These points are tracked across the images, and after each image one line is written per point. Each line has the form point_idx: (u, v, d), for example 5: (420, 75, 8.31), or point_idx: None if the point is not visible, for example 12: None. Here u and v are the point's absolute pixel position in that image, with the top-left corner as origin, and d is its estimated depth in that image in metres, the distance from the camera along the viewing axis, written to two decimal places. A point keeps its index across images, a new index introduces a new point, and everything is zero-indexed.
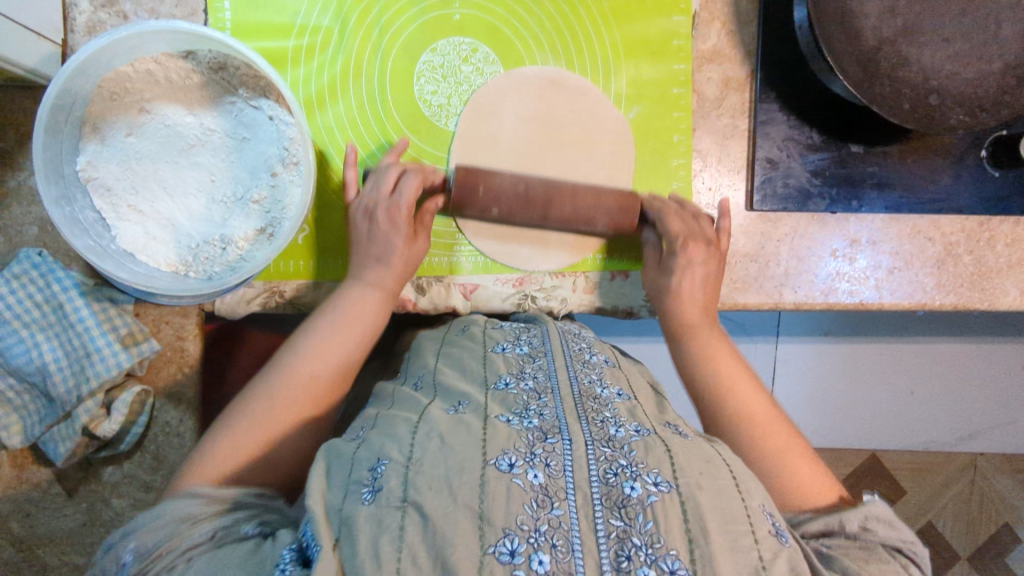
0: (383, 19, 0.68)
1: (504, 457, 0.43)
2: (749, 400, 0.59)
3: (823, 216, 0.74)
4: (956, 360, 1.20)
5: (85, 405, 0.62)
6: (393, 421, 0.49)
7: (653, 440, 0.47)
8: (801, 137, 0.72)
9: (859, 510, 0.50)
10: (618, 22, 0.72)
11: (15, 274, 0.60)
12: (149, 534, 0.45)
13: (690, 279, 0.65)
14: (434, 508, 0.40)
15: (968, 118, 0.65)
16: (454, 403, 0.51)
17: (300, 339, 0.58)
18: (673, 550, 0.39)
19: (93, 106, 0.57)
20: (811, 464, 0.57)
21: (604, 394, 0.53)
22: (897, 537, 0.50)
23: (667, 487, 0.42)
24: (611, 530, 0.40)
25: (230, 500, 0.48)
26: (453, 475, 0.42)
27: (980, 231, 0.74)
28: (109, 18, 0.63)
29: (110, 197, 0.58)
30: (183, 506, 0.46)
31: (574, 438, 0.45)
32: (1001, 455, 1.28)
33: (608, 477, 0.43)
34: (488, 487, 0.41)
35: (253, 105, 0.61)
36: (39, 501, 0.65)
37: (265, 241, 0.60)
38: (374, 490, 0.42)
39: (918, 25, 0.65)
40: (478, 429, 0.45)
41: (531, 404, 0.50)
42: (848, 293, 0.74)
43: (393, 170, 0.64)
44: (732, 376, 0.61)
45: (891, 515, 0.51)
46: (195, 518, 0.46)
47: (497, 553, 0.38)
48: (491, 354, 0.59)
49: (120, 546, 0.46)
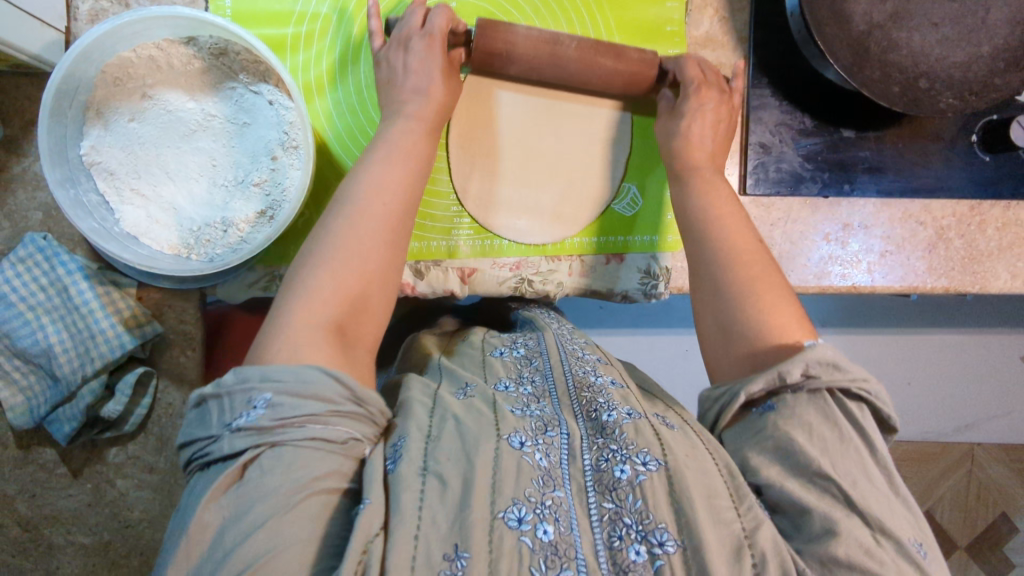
0: (380, 6, 0.69)
1: (516, 434, 0.46)
2: (736, 233, 0.59)
3: (816, 200, 0.75)
4: (951, 349, 1.21)
5: (89, 385, 0.63)
6: (405, 403, 0.51)
7: (644, 423, 0.47)
8: (794, 122, 0.73)
9: (799, 359, 0.47)
10: (612, 9, 0.73)
11: (20, 258, 0.61)
12: (300, 396, 0.42)
13: (700, 121, 0.64)
14: (454, 475, 0.42)
15: (958, 101, 0.66)
16: (461, 387, 0.53)
17: (354, 175, 0.56)
18: (662, 524, 0.41)
19: (96, 91, 0.59)
20: (787, 298, 0.55)
21: (599, 382, 0.54)
22: (843, 378, 0.47)
23: (656, 465, 0.44)
24: (603, 513, 0.43)
25: (363, 403, 0.45)
26: (471, 446, 0.44)
27: (971, 216, 0.75)
28: (111, 7, 0.64)
29: (114, 181, 0.60)
30: (326, 386, 0.43)
31: (572, 432, 0.48)
32: (997, 444, 1.29)
33: (600, 463, 0.45)
34: (501, 463, 0.43)
35: (253, 91, 0.62)
36: (44, 482, 0.66)
37: (265, 223, 0.61)
38: (396, 460, 0.44)
39: (906, 11, 0.66)
40: (490, 413, 0.48)
41: (531, 403, 0.52)
42: (840, 276, 0.75)
43: (418, 10, 0.63)
44: (720, 210, 0.60)
45: (839, 355, 0.47)
46: (336, 407, 0.43)
47: (506, 518, 0.40)
48: (490, 358, 0.60)
49: (257, 390, 0.43)
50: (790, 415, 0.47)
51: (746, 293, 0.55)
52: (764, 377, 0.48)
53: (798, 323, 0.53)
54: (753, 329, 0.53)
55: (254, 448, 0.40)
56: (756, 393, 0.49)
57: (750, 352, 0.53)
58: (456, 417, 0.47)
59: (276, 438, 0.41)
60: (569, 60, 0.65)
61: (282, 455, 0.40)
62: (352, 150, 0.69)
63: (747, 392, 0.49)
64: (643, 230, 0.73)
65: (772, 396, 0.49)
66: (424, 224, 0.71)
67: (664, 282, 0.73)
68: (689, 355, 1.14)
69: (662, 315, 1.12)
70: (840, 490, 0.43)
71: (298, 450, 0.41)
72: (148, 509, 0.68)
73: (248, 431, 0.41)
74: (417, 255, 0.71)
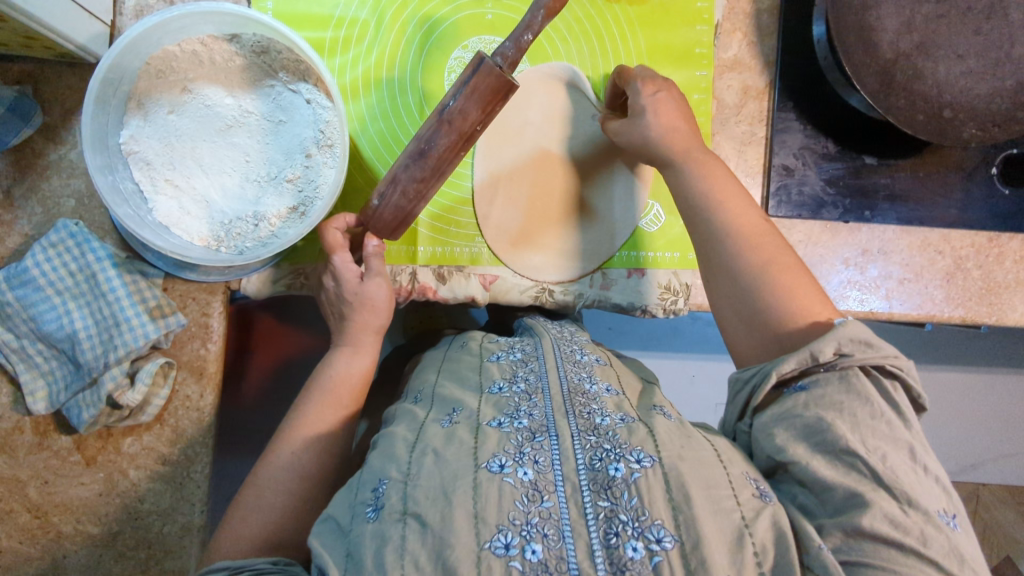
0: (418, 15, 0.70)
1: (495, 459, 0.45)
2: (738, 215, 0.60)
3: (836, 224, 0.75)
4: (957, 387, 1.22)
5: (111, 372, 0.63)
6: (390, 439, 0.50)
7: (636, 425, 0.48)
8: (817, 146, 0.74)
9: (831, 337, 0.50)
10: (644, 28, 0.74)
11: (52, 243, 0.62)
12: None
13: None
14: (432, 514, 0.42)
15: (980, 132, 0.67)
16: (447, 414, 0.52)
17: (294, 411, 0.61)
18: (658, 520, 0.41)
19: (139, 83, 0.60)
20: (807, 278, 0.56)
21: (593, 389, 0.54)
22: (875, 355, 0.49)
23: (650, 462, 0.44)
24: (598, 511, 0.42)
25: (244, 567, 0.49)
26: (448, 483, 0.43)
27: (989, 247, 0.76)
28: (157, 4, 0.66)
29: (149, 170, 0.60)
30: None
31: (561, 434, 0.46)
32: (1003, 487, 1.26)
33: (594, 462, 0.44)
34: (481, 492, 0.42)
35: (292, 89, 0.63)
36: (57, 469, 0.66)
37: (296, 219, 0.62)
38: (377, 508, 0.44)
39: (933, 41, 0.67)
40: (469, 440, 0.47)
41: (521, 406, 0.51)
42: (859, 301, 0.75)
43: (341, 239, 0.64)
44: (732, 213, 0.60)
45: (872, 334, 0.50)
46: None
47: (492, 548, 0.40)
48: (486, 363, 0.60)
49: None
50: (822, 395, 0.48)
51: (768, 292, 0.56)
52: (796, 355, 0.50)
53: (818, 301, 0.55)
54: (768, 315, 0.55)
55: None
56: (788, 373, 0.51)
57: (772, 335, 0.55)
58: (436, 451, 0.46)
59: None
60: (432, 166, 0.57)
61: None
62: (384, 156, 0.70)
63: (779, 371, 0.51)
64: (665, 246, 0.74)
65: (804, 376, 0.51)
66: (449, 231, 0.72)
67: (684, 298, 0.73)
68: (696, 381, 1.14)
69: (667, 340, 1.13)
70: (867, 465, 0.44)
71: None
72: (158, 502, 0.67)
73: None
74: (440, 260, 0.71)
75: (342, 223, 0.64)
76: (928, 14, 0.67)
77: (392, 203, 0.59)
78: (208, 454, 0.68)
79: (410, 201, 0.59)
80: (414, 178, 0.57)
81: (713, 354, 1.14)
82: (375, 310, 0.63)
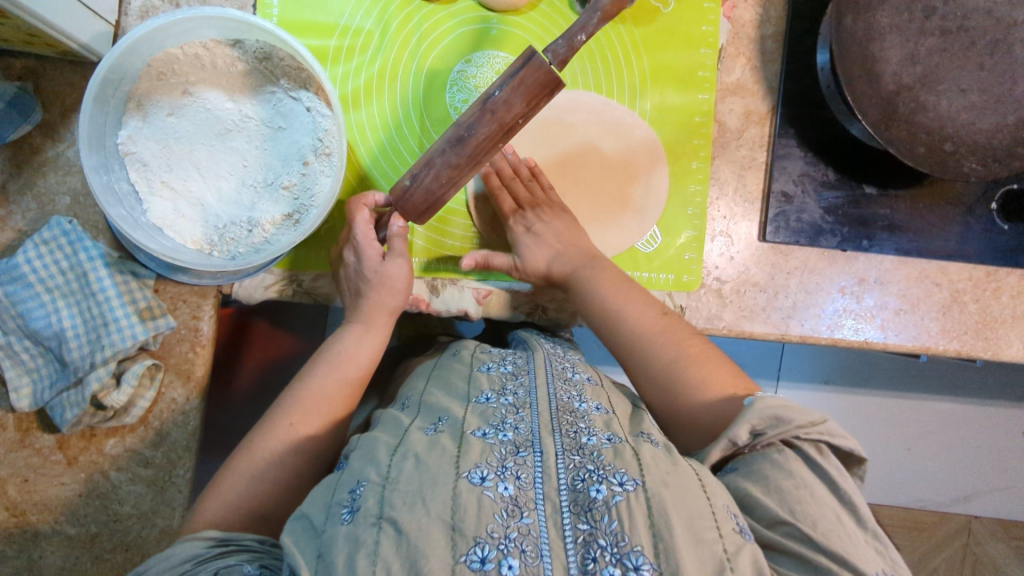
0: (423, 27, 0.70)
1: (477, 470, 0.44)
2: (638, 315, 0.64)
3: (834, 252, 0.75)
4: (952, 418, 1.21)
5: (97, 372, 0.62)
6: (373, 444, 0.50)
7: (622, 447, 0.47)
8: (817, 174, 0.74)
9: (746, 417, 0.51)
10: (647, 50, 0.74)
11: (45, 239, 0.62)
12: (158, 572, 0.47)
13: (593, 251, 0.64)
14: (409, 522, 0.41)
15: (981, 167, 0.67)
16: (433, 421, 0.51)
17: (296, 386, 0.61)
18: (638, 547, 0.40)
19: (140, 84, 0.60)
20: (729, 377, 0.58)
21: (582, 408, 0.53)
22: (792, 428, 0.50)
23: (633, 486, 0.43)
24: (577, 535, 0.41)
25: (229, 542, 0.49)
26: (427, 490, 0.43)
27: (987, 281, 0.75)
28: (162, 5, 0.66)
29: (145, 171, 0.60)
30: (186, 548, 0.48)
31: (545, 450, 0.46)
32: (995, 521, 1.25)
33: (576, 483, 0.44)
34: (460, 502, 0.42)
35: (293, 96, 0.63)
36: (38, 467, 0.65)
37: (290, 226, 0.62)
38: (352, 510, 0.43)
39: (936, 75, 0.67)
40: (452, 448, 0.46)
41: (507, 418, 0.50)
42: (854, 330, 0.75)
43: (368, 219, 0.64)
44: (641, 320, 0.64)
45: (783, 406, 0.51)
46: (199, 557, 0.48)
47: (468, 561, 0.39)
48: (476, 373, 0.59)
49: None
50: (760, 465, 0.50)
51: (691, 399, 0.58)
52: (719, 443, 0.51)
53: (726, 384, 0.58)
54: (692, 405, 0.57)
55: None
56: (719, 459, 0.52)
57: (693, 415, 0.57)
58: (417, 457, 0.46)
59: None
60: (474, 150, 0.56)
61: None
62: (382, 166, 0.70)
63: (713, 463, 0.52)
64: (659, 267, 0.74)
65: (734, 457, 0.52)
66: (444, 242, 0.72)
67: None
68: None
69: None
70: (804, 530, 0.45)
71: None
72: (138, 505, 0.66)
73: None
74: (434, 271, 0.71)
75: (371, 201, 0.65)
76: (932, 47, 0.67)
77: (423, 186, 0.58)
78: (191, 458, 0.67)
79: (441, 187, 0.58)
80: (450, 164, 0.57)
81: None
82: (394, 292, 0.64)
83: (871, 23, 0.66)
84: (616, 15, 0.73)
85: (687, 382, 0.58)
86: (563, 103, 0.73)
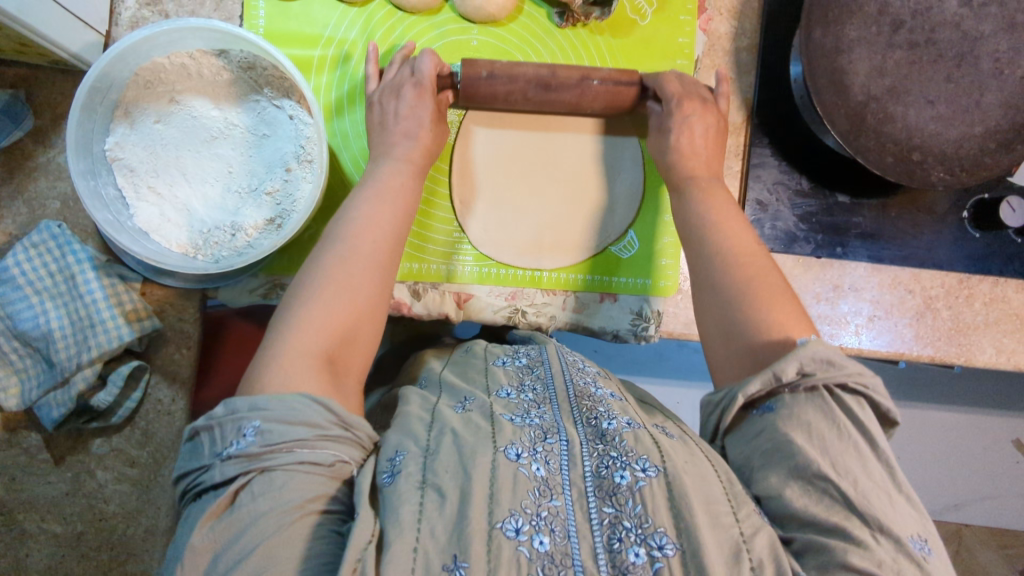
0: (405, 38, 0.72)
1: (512, 446, 0.46)
2: (732, 239, 0.58)
3: (809, 259, 0.76)
4: (940, 426, 1.22)
5: (83, 373, 0.64)
6: (407, 418, 0.51)
7: (642, 432, 0.48)
8: (790, 183, 0.76)
9: (796, 354, 0.47)
10: (626, 61, 0.76)
11: (33, 242, 0.63)
12: (283, 422, 0.43)
13: (689, 134, 0.65)
14: (451, 488, 0.43)
15: (949, 176, 0.69)
16: (459, 402, 0.53)
17: (347, 211, 0.58)
18: (661, 528, 0.42)
19: (127, 92, 0.62)
20: (789, 300, 0.54)
21: (598, 393, 0.55)
22: (839, 374, 0.46)
23: (654, 471, 0.44)
24: (603, 517, 0.43)
25: (348, 425, 0.46)
26: (467, 458, 0.44)
27: (959, 288, 0.77)
28: (152, 16, 0.68)
29: (132, 177, 0.62)
30: (309, 411, 0.44)
31: (571, 439, 0.48)
32: (986, 529, 1.26)
33: (600, 470, 0.45)
34: (497, 476, 0.43)
35: (276, 105, 0.65)
36: (26, 466, 0.66)
37: (273, 230, 0.63)
38: (393, 474, 0.45)
39: (904, 86, 0.68)
40: (486, 427, 0.48)
41: (530, 410, 0.52)
42: (829, 335, 0.76)
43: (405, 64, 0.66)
44: (720, 217, 0.60)
45: (835, 352, 0.47)
46: (323, 432, 0.44)
47: (503, 528, 0.41)
48: (492, 367, 0.61)
49: (244, 418, 0.44)
50: (790, 415, 0.46)
51: (741, 304, 0.54)
52: (761, 376, 0.47)
53: (794, 318, 0.52)
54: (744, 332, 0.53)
55: (243, 475, 0.42)
56: (754, 395, 0.48)
57: (749, 350, 0.52)
58: (453, 431, 0.48)
59: (266, 465, 0.42)
60: (551, 99, 0.67)
61: (274, 481, 0.41)
62: None
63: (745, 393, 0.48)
64: (635, 273, 0.75)
65: (770, 397, 0.48)
66: (424, 248, 0.73)
67: (655, 325, 0.75)
68: (679, 409, 1.14)
69: (651, 364, 1.13)
70: (841, 491, 0.42)
71: (287, 474, 0.42)
72: (123, 504, 0.68)
73: (238, 459, 0.42)
74: (415, 276, 0.73)
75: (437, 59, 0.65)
76: (900, 59, 0.68)
77: (496, 86, 0.65)
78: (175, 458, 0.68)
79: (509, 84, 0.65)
80: (527, 93, 0.66)
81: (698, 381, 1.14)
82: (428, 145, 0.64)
83: (840, 37, 0.68)
84: (594, 27, 0.75)
85: (755, 315, 0.53)
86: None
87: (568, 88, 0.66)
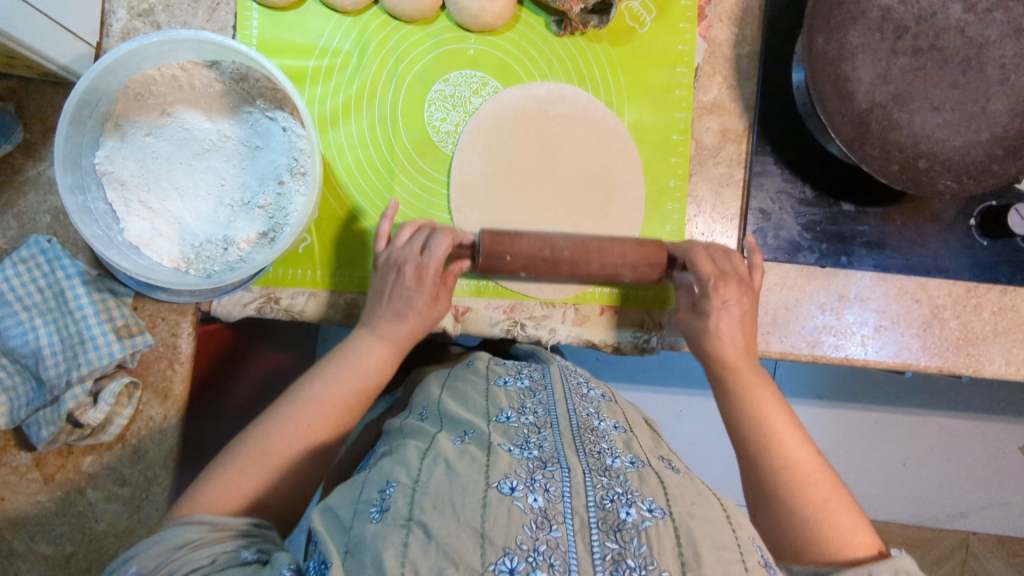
0: (400, 48, 0.71)
1: (507, 480, 0.44)
2: (790, 447, 0.60)
3: (814, 269, 0.75)
4: (946, 432, 1.20)
5: (72, 391, 0.62)
6: (403, 448, 0.50)
7: (646, 473, 0.47)
8: (794, 191, 0.74)
9: (891, 564, 0.51)
10: (624, 68, 0.75)
11: (22, 257, 0.63)
12: (153, 556, 0.46)
13: (726, 321, 0.65)
14: (439, 526, 0.40)
15: (955, 183, 0.67)
16: (460, 433, 0.51)
17: (313, 375, 0.62)
18: (666, 571, 0.39)
19: (117, 105, 0.61)
20: (848, 511, 0.57)
21: (601, 426, 0.54)
22: None
23: (661, 513, 0.43)
24: (606, 552, 0.40)
25: (226, 525, 0.49)
26: (459, 495, 0.43)
27: (967, 297, 0.75)
28: (143, 28, 0.68)
29: (123, 191, 0.61)
30: (183, 532, 0.48)
31: (573, 467, 0.46)
32: (993, 536, 1.21)
33: (604, 503, 0.43)
34: (490, 510, 0.41)
35: (269, 116, 0.64)
36: (14, 485, 0.65)
37: (265, 245, 0.62)
38: (382, 510, 0.43)
39: (908, 93, 0.67)
40: (482, 457, 0.46)
41: (530, 437, 0.50)
42: (834, 347, 0.74)
43: (422, 237, 0.65)
44: (764, 408, 0.62)
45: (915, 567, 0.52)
46: (196, 543, 0.47)
47: (496, 571, 0.39)
48: (493, 389, 0.59)
49: (121, 571, 0.47)
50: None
51: (807, 510, 0.57)
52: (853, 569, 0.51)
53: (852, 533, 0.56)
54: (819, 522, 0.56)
55: None
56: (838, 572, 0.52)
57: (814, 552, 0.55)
58: (447, 462, 0.46)
59: None
60: (583, 262, 0.64)
61: None
62: (361, 184, 0.71)
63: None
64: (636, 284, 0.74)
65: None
66: None
67: (656, 337, 0.74)
68: (682, 418, 1.13)
69: (654, 372, 1.12)
70: None
71: None
72: (114, 523, 0.66)
73: None
74: None
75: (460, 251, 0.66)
76: (905, 66, 0.67)
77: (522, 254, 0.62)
78: (167, 477, 0.67)
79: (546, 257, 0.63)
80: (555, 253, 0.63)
81: (698, 390, 1.12)
82: (426, 317, 0.65)
83: (843, 43, 0.67)
84: (593, 35, 0.74)
85: (816, 525, 0.56)
86: (542, 95, 0.73)
87: (593, 261, 0.64)
